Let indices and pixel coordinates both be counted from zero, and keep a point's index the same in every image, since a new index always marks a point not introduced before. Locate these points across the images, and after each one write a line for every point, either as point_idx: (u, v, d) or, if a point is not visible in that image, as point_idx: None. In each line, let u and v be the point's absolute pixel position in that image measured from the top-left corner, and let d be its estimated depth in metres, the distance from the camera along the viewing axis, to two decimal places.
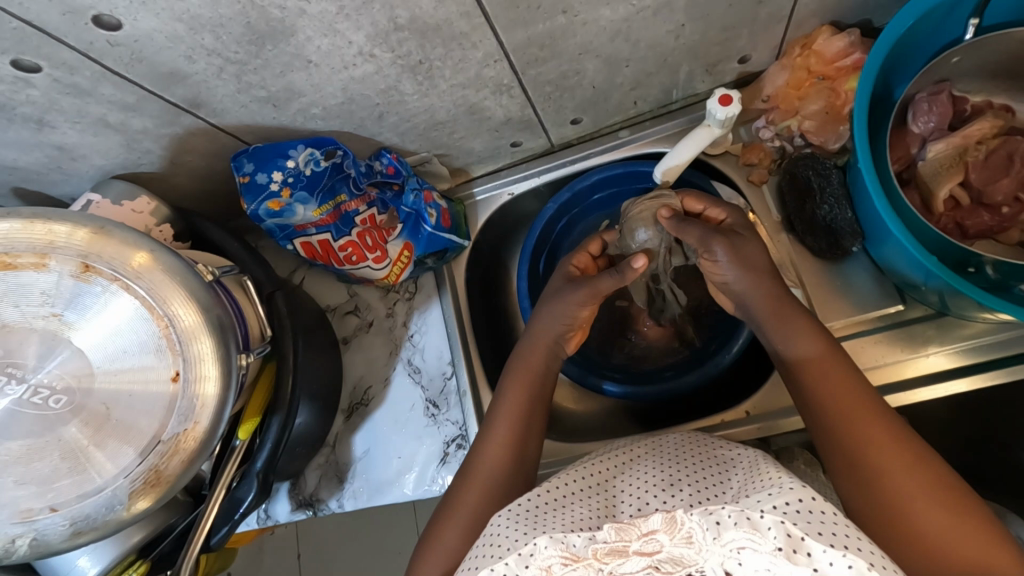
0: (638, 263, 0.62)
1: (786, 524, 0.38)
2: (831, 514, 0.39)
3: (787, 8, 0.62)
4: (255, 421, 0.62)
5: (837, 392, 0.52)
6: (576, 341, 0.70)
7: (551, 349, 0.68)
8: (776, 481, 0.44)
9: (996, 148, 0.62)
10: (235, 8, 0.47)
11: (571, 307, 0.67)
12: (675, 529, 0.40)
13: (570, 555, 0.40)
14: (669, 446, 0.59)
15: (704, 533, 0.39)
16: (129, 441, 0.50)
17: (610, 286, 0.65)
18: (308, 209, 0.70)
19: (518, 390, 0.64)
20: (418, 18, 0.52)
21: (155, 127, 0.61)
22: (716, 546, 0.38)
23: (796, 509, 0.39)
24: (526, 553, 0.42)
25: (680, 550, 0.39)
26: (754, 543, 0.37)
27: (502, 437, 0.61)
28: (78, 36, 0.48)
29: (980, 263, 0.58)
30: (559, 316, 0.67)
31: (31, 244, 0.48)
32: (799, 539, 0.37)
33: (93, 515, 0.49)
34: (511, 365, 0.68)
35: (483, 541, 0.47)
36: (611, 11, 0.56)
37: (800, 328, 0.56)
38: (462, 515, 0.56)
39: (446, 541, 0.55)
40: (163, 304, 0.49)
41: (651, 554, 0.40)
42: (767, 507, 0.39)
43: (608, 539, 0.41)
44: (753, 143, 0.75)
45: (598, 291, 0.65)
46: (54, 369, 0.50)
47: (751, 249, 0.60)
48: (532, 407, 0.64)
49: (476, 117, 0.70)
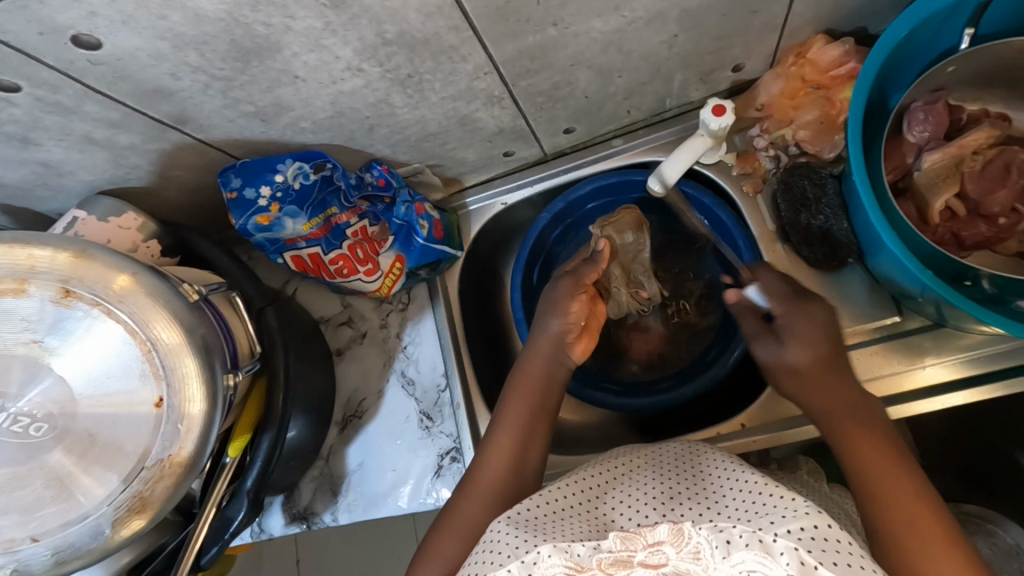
0: (603, 245, 0.72)
1: (799, 550, 0.37)
2: (842, 539, 0.38)
3: (781, 18, 0.61)
4: (245, 437, 0.62)
5: (856, 431, 0.53)
6: (582, 347, 0.68)
7: (551, 353, 0.66)
8: (786, 501, 0.42)
9: (992, 158, 0.61)
10: (218, 26, 0.47)
11: (562, 303, 0.68)
12: (682, 543, 0.39)
13: (574, 564, 0.39)
14: (668, 457, 0.57)
15: (712, 551, 0.38)
16: (113, 467, 0.49)
17: (591, 273, 0.70)
18: (297, 222, 0.69)
19: (520, 403, 0.63)
20: (406, 32, 0.51)
21: (141, 142, 0.60)
22: (724, 565, 0.38)
23: (812, 535, 0.38)
24: (529, 561, 0.41)
25: (688, 565, 0.38)
26: (765, 567, 0.37)
27: (504, 453, 0.60)
28: (59, 55, 0.47)
29: (977, 276, 0.58)
30: (556, 315, 0.67)
31: (12, 269, 0.48)
32: (811, 566, 0.37)
33: (76, 544, 0.49)
34: (513, 373, 0.67)
35: (482, 546, 0.46)
36: (603, 22, 0.56)
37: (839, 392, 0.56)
38: (461, 524, 0.55)
39: (447, 547, 0.54)
40: (146, 328, 0.48)
41: (656, 567, 0.38)
42: (781, 529, 0.39)
43: (613, 548, 0.40)
44: (747, 152, 0.74)
45: (582, 280, 0.70)
46: (36, 397, 0.49)
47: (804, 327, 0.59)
48: (532, 421, 0.62)
49: (468, 128, 0.70)
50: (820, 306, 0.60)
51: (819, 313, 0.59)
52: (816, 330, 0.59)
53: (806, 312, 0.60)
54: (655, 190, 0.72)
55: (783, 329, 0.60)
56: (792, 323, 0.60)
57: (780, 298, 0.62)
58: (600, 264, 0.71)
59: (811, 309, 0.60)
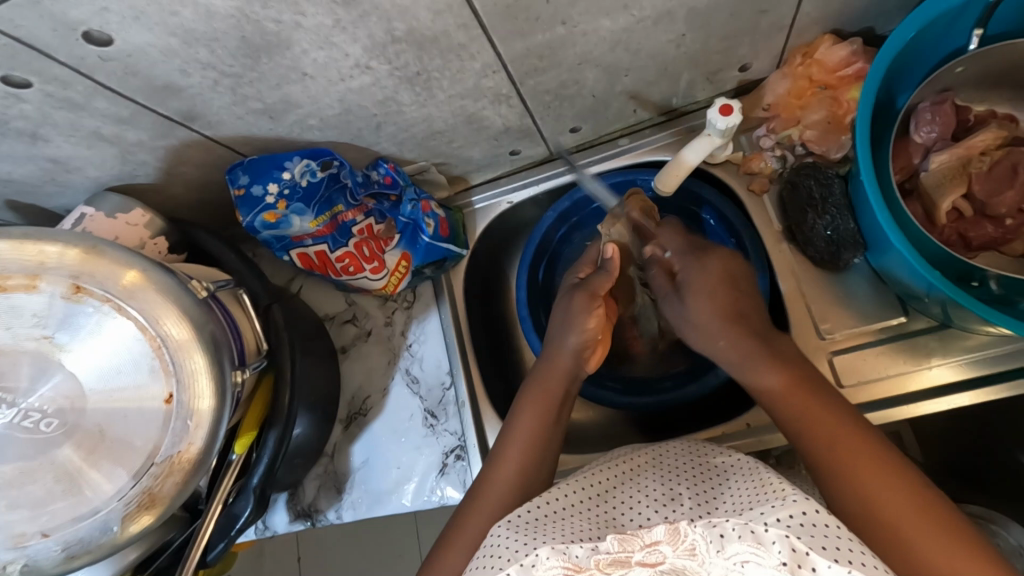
0: (611, 252, 0.69)
1: (790, 538, 0.37)
2: (834, 526, 0.38)
3: (789, 17, 0.61)
4: (251, 435, 0.62)
5: (822, 426, 0.50)
6: (597, 358, 0.67)
7: (569, 371, 0.65)
8: (779, 492, 0.41)
9: (1000, 159, 0.62)
10: (228, 22, 0.47)
11: (579, 319, 0.66)
12: (678, 541, 0.40)
13: (572, 565, 0.40)
14: (671, 457, 0.56)
15: (707, 546, 0.39)
16: (123, 463, 0.49)
17: (605, 285, 0.68)
18: (304, 220, 0.69)
19: (533, 417, 0.62)
20: (416, 30, 0.51)
21: (150, 139, 0.60)
22: (719, 559, 0.39)
23: (800, 522, 0.38)
24: (528, 563, 0.41)
25: (683, 561, 0.39)
26: (759, 557, 0.37)
27: (513, 462, 0.59)
28: (70, 51, 0.47)
29: (984, 277, 0.58)
30: (573, 331, 0.66)
31: (23, 264, 0.48)
32: (802, 553, 0.37)
33: (86, 539, 0.49)
34: (527, 383, 0.66)
35: (483, 551, 0.46)
36: (612, 21, 0.56)
37: (760, 352, 0.55)
38: (468, 535, 0.55)
39: (456, 560, 0.53)
40: (155, 324, 0.48)
41: (654, 565, 0.40)
42: (771, 518, 0.39)
43: (610, 549, 0.41)
44: (754, 152, 0.73)
45: (597, 292, 0.67)
46: (47, 393, 0.50)
47: (699, 280, 0.61)
48: (546, 429, 0.62)
49: (475, 126, 0.70)
50: (715, 258, 0.62)
51: (716, 263, 0.61)
52: (710, 281, 0.60)
53: (700, 267, 0.61)
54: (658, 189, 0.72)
55: (682, 287, 0.62)
56: (687, 279, 0.62)
57: (678, 256, 0.64)
58: (613, 272, 0.69)
59: (707, 262, 0.62)
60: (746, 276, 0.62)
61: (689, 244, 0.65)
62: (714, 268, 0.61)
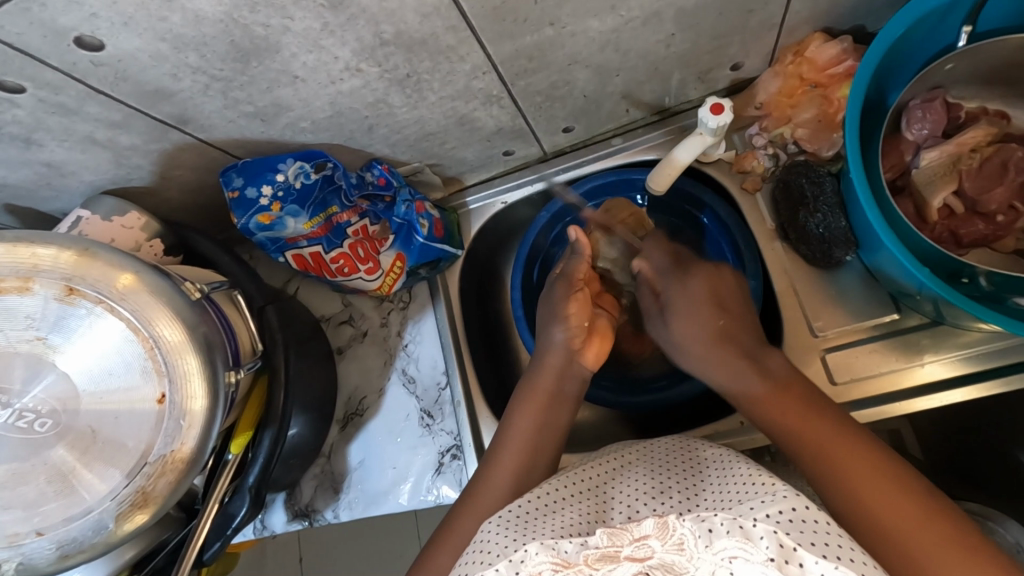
0: (575, 235, 0.71)
1: (779, 533, 0.37)
2: (826, 523, 0.38)
3: (779, 15, 0.61)
4: (246, 435, 0.62)
5: (818, 434, 0.50)
6: (592, 351, 0.68)
7: (561, 368, 0.66)
8: (769, 487, 0.42)
9: (990, 156, 0.62)
10: (218, 27, 0.47)
11: (560, 308, 0.69)
12: (667, 536, 0.39)
13: (561, 560, 0.40)
14: (658, 452, 0.56)
15: (695, 541, 0.39)
16: (116, 463, 0.50)
17: (579, 269, 0.72)
18: (299, 221, 0.69)
19: (529, 419, 0.62)
20: (404, 32, 0.52)
21: (143, 143, 0.61)
22: (708, 554, 0.38)
23: (789, 518, 0.38)
24: (517, 559, 0.41)
25: (671, 557, 0.38)
26: (745, 553, 0.36)
27: (510, 467, 0.59)
28: (61, 57, 0.48)
29: (974, 274, 0.58)
30: (559, 324, 0.68)
31: (15, 267, 0.49)
32: (791, 548, 0.36)
33: (79, 538, 0.50)
34: (520, 386, 0.66)
35: (474, 546, 0.46)
36: (600, 22, 0.56)
37: (749, 370, 0.56)
38: (460, 538, 0.54)
39: (441, 567, 0.54)
40: (148, 325, 0.49)
41: (642, 561, 0.39)
42: (760, 514, 0.39)
43: (600, 544, 0.40)
44: (746, 151, 0.73)
45: (575, 280, 0.71)
46: (40, 394, 0.50)
47: (681, 301, 0.64)
48: (542, 434, 0.61)
49: (468, 128, 0.70)
50: (698, 278, 0.65)
51: (696, 282, 0.64)
52: (692, 303, 0.63)
53: (682, 287, 0.65)
54: (652, 187, 0.73)
55: (665, 308, 0.65)
56: (670, 299, 0.65)
57: (661, 276, 0.68)
58: (586, 254, 0.72)
59: (687, 282, 0.65)
60: (731, 295, 0.64)
61: (670, 262, 0.68)
62: (697, 288, 0.64)
